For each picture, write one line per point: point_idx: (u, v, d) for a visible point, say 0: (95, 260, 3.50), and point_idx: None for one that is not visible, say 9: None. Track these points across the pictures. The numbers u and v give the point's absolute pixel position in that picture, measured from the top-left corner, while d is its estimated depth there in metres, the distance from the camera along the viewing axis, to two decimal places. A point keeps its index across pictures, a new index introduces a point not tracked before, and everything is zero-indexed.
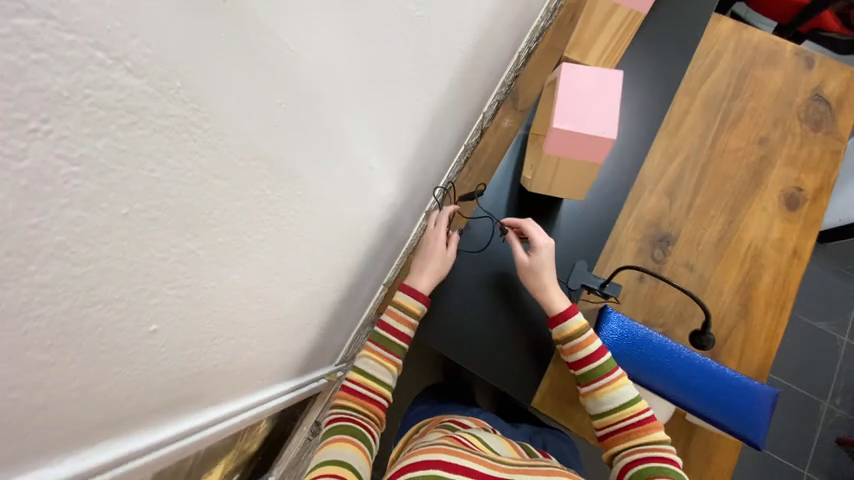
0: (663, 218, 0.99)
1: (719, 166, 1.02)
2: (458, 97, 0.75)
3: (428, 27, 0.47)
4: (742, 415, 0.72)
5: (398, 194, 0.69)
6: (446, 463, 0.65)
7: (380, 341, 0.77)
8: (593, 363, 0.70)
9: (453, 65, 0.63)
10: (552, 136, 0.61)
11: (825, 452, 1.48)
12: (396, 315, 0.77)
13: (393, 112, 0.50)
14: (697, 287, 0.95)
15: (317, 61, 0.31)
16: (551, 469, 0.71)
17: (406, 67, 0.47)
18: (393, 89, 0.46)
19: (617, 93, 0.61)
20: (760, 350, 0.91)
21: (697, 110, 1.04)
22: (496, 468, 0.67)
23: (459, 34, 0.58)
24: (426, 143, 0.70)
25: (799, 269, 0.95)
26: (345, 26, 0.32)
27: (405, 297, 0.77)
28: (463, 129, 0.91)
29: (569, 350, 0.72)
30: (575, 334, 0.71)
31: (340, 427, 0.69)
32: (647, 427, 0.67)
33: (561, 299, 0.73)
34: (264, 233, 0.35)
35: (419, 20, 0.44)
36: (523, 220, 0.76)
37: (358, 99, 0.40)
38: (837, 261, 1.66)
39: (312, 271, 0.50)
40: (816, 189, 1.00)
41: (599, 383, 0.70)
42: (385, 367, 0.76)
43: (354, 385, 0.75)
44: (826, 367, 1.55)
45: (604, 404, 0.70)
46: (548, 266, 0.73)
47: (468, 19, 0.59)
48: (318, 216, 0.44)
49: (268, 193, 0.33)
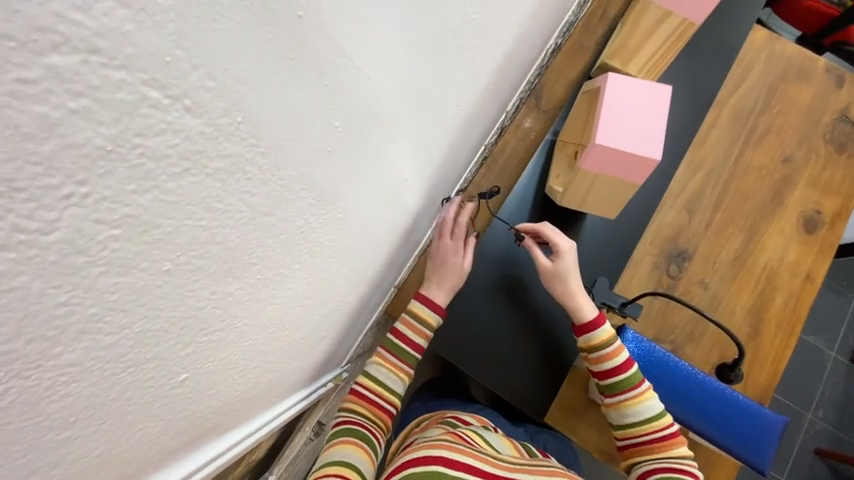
0: (681, 233, 0.97)
1: (742, 183, 0.99)
2: (489, 98, 0.70)
3: (479, 31, 0.43)
4: (749, 440, 0.73)
5: (420, 201, 0.65)
6: (450, 460, 0.58)
7: (392, 348, 0.74)
8: (620, 375, 0.69)
9: (491, 66, 0.58)
10: (592, 151, 0.58)
11: (804, 460, 1.54)
12: (412, 326, 0.75)
13: (433, 122, 0.45)
14: (709, 305, 0.94)
15: (378, 77, 0.27)
16: (552, 468, 0.63)
17: (452, 74, 0.43)
18: (437, 99, 0.42)
19: (664, 111, 0.58)
20: (767, 371, 0.91)
21: (724, 123, 1.01)
22: (497, 466, 0.61)
23: (503, 36, 0.54)
24: (453, 147, 0.65)
25: (811, 293, 0.95)
26: (409, 38, 0.28)
27: (420, 306, 0.74)
28: (486, 131, 0.87)
29: (596, 360, 0.70)
30: (603, 344, 0.69)
31: (346, 430, 0.67)
32: (670, 441, 0.68)
33: (590, 307, 0.70)
34: (301, 260, 0.32)
35: (473, 24, 0.40)
36: (540, 223, 0.72)
37: (406, 113, 0.36)
38: (833, 277, 1.67)
39: (337, 287, 0.46)
40: (835, 212, 0.98)
41: (625, 395, 0.69)
42: (395, 375, 0.73)
43: (363, 390, 0.72)
44: (812, 380, 1.59)
45: (629, 417, 0.69)
46: (573, 271, 0.71)
47: (513, 19, 0.54)
48: (350, 233, 0.40)
49: (310, 222, 0.29)
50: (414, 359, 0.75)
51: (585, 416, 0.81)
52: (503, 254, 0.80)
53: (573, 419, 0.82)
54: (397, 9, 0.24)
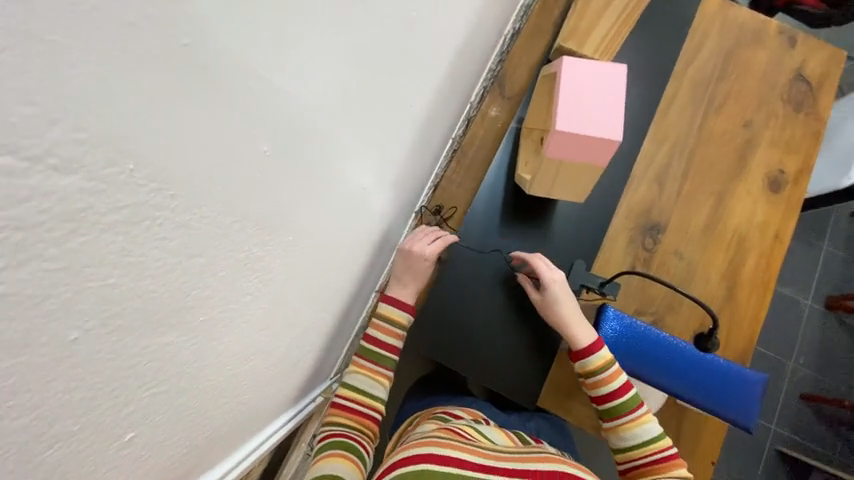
0: (653, 207, 0.99)
1: (707, 151, 1.01)
2: (448, 93, 0.68)
3: (422, 28, 0.41)
4: (732, 401, 0.75)
5: (389, 205, 0.64)
6: (441, 456, 0.58)
7: (366, 353, 0.73)
8: (617, 399, 0.69)
9: (444, 62, 0.57)
10: (554, 139, 0.58)
11: (790, 405, 1.63)
12: (382, 328, 0.74)
13: (386, 126, 0.44)
14: (686, 273, 0.96)
15: (309, 93, 0.26)
16: (547, 455, 0.62)
17: (399, 75, 0.41)
18: (387, 101, 0.41)
19: (622, 90, 0.58)
20: (745, 331, 0.94)
21: (685, 93, 1.02)
22: (489, 456, 0.60)
23: (451, 31, 0.52)
24: (416, 147, 0.64)
25: (781, 250, 0.97)
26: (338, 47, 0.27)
27: (387, 307, 0.74)
28: (450, 125, 0.86)
29: (593, 385, 0.70)
30: (597, 370, 0.70)
31: (335, 442, 0.66)
32: (671, 463, 0.68)
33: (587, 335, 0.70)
34: (255, 292, 0.31)
35: (413, 22, 0.38)
36: (530, 255, 0.73)
37: (351, 122, 0.35)
38: (802, 230, 1.74)
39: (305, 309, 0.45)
40: (797, 170, 1.01)
41: (623, 419, 0.69)
42: (375, 381, 0.72)
43: (345, 400, 0.71)
44: (791, 329, 1.67)
45: (626, 439, 0.69)
46: (563, 301, 0.70)
47: (460, 13, 0.53)
48: (310, 252, 0.39)
49: (254, 251, 0.27)
50: (391, 361, 0.74)
51: (578, 397, 0.81)
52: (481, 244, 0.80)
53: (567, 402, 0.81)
54: (317, 19, 0.23)
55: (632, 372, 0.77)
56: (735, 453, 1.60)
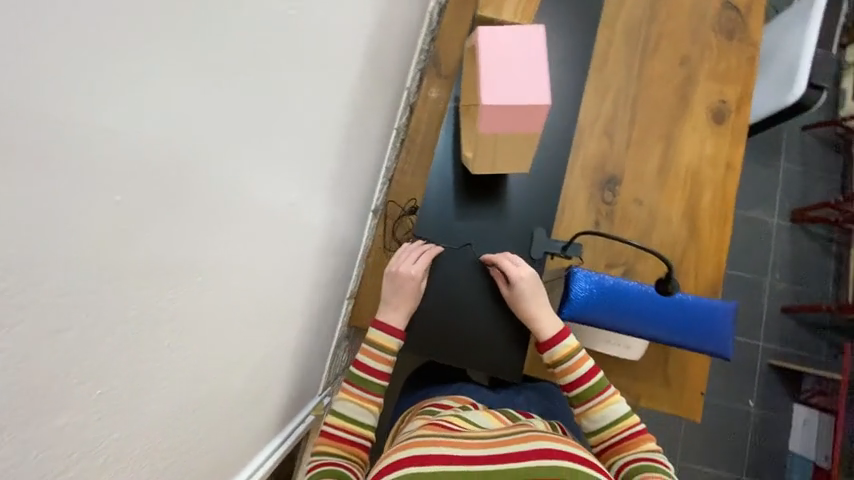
0: (606, 160, 1.00)
1: (649, 95, 1.01)
2: (373, 89, 0.67)
3: (304, 32, 0.39)
4: (706, 333, 0.78)
5: (334, 213, 0.63)
6: (419, 456, 0.59)
7: (357, 381, 0.73)
8: (584, 384, 0.72)
9: (353, 61, 0.54)
10: (483, 114, 0.57)
11: (774, 318, 1.72)
12: (372, 355, 0.74)
13: (290, 139, 0.43)
14: (648, 219, 0.98)
15: (150, 134, 0.25)
16: (524, 434, 0.62)
17: (291, 84, 0.39)
18: (282, 114, 0.39)
19: (542, 52, 0.57)
20: (712, 263, 0.96)
21: (619, 42, 1.02)
22: (475, 444, 0.61)
23: (349, 27, 0.50)
24: (350, 149, 0.63)
25: (734, 179, 0.99)
26: (176, 78, 0.25)
27: (378, 334, 0.73)
28: (387, 118, 0.83)
29: (560, 373, 0.73)
30: (564, 358, 0.73)
31: (325, 470, 0.66)
32: (641, 439, 0.71)
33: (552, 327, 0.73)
34: (163, 344, 0.31)
35: (289, 25, 0.36)
36: (498, 254, 0.76)
37: (234, 142, 0.33)
38: (759, 151, 1.79)
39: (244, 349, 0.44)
40: (739, 97, 1.02)
41: (590, 403, 0.72)
42: (365, 409, 0.72)
43: (333, 428, 0.71)
44: (762, 247, 1.74)
45: (596, 422, 0.72)
46: (531, 297, 0.73)
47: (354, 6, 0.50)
48: (236, 280, 0.39)
49: (147, 301, 0.28)
50: (382, 389, 0.74)
51: None
52: (441, 231, 0.80)
53: None
54: (140, 60, 0.23)
55: (609, 326, 0.78)
56: (729, 373, 1.69)
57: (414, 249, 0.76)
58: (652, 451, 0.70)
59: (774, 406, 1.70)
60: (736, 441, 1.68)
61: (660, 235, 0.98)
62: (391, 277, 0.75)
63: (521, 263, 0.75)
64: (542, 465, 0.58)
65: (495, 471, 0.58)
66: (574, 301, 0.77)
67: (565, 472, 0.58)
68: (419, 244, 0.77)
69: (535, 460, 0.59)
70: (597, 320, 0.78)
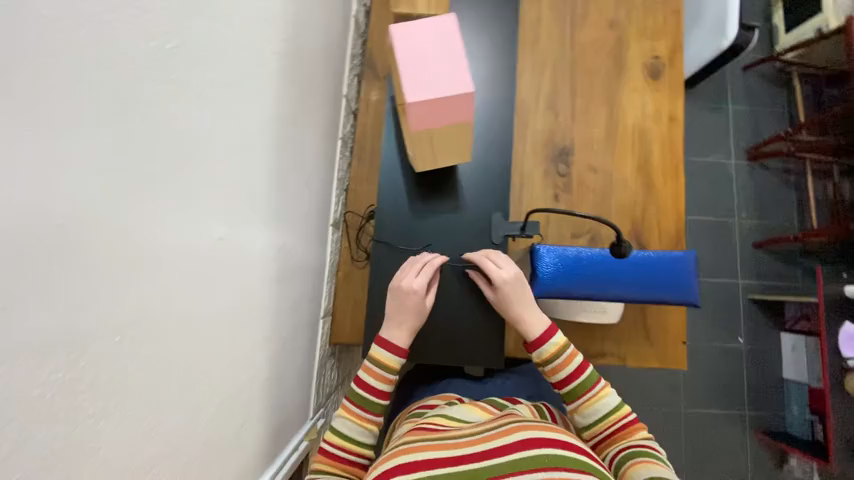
0: (555, 133, 1.01)
1: (585, 62, 1.03)
2: (302, 105, 0.67)
3: (192, 65, 0.39)
4: (675, 286, 0.80)
5: (281, 235, 0.62)
6: (406, 464, 0.59)
7: (356, 400, 0.69)
8: (574, 381, 0.70)
9: (266, 81, 0.54)
10: (410, 112, 0.57)
11: (748, 255, 1.78)
12: (373, 372, 0.70)
13: (202, 175, 0.43)
14: (605, 184, 0.99)
15: (16, 204, 0.25)
16: (509, 428, 0.62)
17: (185, 122, 0.40)
18: (181, 154, 0.40)
19: (458, 38, 0.56)
20: (673, 216, 0.98)
21: (547, 16, 1.03)
22: (460, 444, 0.61)
23: (252, 50, 0.50)
24: (286, 169, 0.63)
25: (679, 130, 1.01)
26: (27, 143, 0.25)
27: (379, 350, 0.70)
28: (328, 130, 0.83)
29: (549, 372, 0.71)
30: (553, 356, 0.70)
31: None
32: (632, 428, 0.68)
33: (538, 326, 0.71)
34: (82, 398, 0.31)
35: (163, 61, 0.36)
36: (483, 256, 0.73)
37: (126, 183, 0.33)
38: (706, 98, 1.85)
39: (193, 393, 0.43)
40: (671, 50, 1.03)
41: (580, 399, 0.70)
42: (362, 428, 0.68)
43: (328, 447, 0.67)
44: (725, 190, 1.80)
45: (586, 417, 0.69)
46: (513, 300, 0.71)
47: (255, 28, 0.50)
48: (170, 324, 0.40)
49: (52, 358, 0.28)
50: (382, 407, 0.70)
51: None
52: (401, 233, 0.79)
53: None
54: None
55: (580, 295, 0.80)
56: (715, 316, 1.75)
57: (419, 262, 0.73)
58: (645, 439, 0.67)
59: (764, 339, 1.75)
60: (734, 379, 1.73)
61: (619, 197, 0.99)
62: (394, 292, 0.72)
63: (503, 266, 0.72)
64: (526, 455, 0.56)
65: (480, 468, 0.57)
66: (541, 278, 0.79)
67: (551, 460, 0.55)
68: (426, 257, 0.74)
69: (519, 451, 0.57)
70: (567, 293, 0.80)
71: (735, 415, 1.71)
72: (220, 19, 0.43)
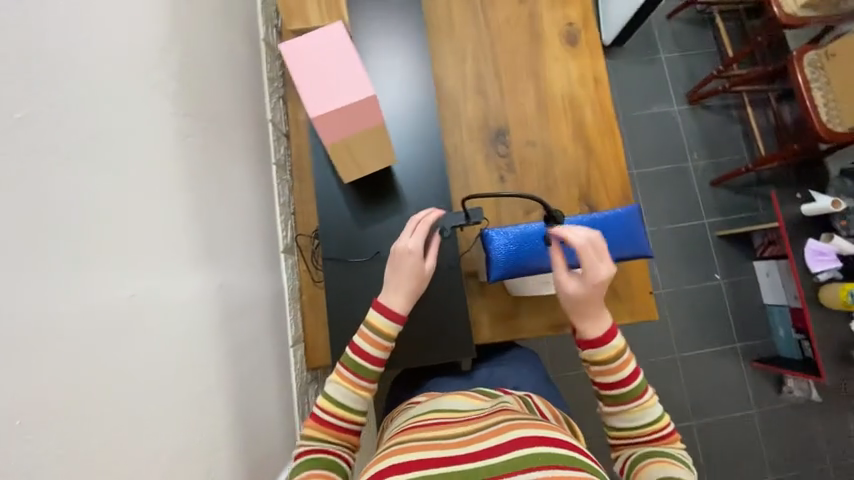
0: (489, 116, 1.01)
1: (503, 42, 1.04)
2: (214, 138, 0.66)
3: (54, 126, 0.38)
4: (627, 242, 0.81)
5: (218, 274, 0.61)
6: (397, 465, 0.57)
7: (353, 366, 0.68)
8: (626, 386, 0.69)
9: (163, 124, 0.53)
10: (319, 125, 0.57)
11: (708, 194, 1.83)
12: (368, 338, 0.69)
13: (97, 234, 0.41)
14: (546, 156, 1.01)
15: None
16: (502, 425, 0.61)
17: (58, 183, 0.38)
18: (63, 217, 0.38)
19: (348, 43, 0.56)
20: (616, 174, 1.00)
21: (457, 3, 1.04)
22: (452, 445, 0.60)
23: (135, 98, 0.49)
24: (210, 206, 0.62)
25: (606, 90, 1.03)
26: None
27: (374, 315, 0.69)
28: (256, 159, 0.82)
29: (600, 373, 0.71)
30: (609, 359, 0.70)
31: (316, 459, 0.63)
32: (670, 439, 0.69)
33: (606, 321, 0.72)
34: None
35: (8, 131, 0.34)
36: (586, 242, 0.68)
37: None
38: (640, 51, 1.89)
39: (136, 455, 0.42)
40: (583, 14, 1.05)
41: (629, 404, 0.69)
42: (357, 395, 0.67)
43: (322, 412, 0.66)
44: (673, 136, 1.86)
45: (629, 422, 0.69)
46: (595, 293, 0.70)
47: (133, 75, 0.49)
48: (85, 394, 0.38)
49: None
50: (376, 375, 0.69)
51: (523, 313, 0.95)
52: (348, 244, 0.78)
53: (518, 322, 0.95)
54: None
55: (536, 269, 0.81)
56: (689, 258, 1.80)
57: (421, 222, 0.73)
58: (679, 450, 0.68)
59: (739, 271, 1.80)
60: (719, 315, 1.77)
61: (561, 167, 1.01)
62: (392, 257, 0.72)
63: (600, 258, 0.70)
64: (520, 454, 0.55)
65: (472, 469, 0.55)
66: (496, 259, 0.81)
67: (545, 458, 0.54)
68: (426, 216, 0.74)
69: (513, 450, 0.56)
70: (523, 271, 0.81)
71: (726, 349, 1.75)
72: (82, 74, 0.42)
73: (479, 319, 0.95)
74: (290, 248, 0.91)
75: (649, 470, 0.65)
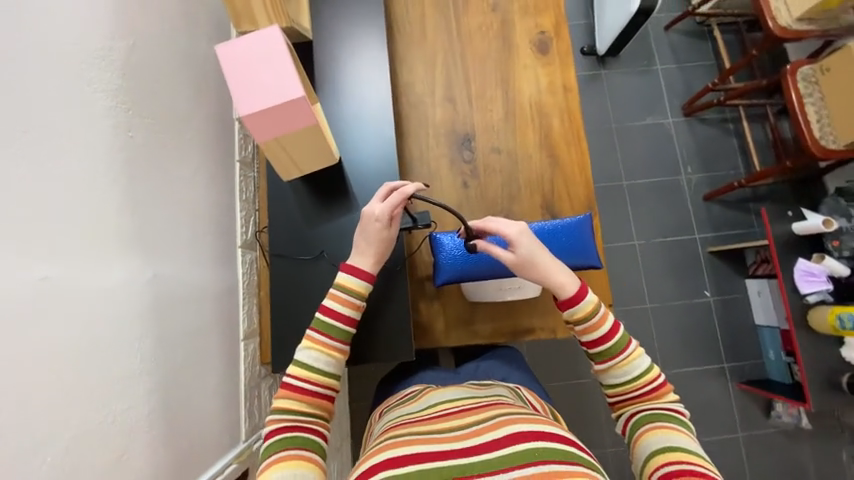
0: (456, 122, 1.02)
1: (474, 48, 1.04)
2: (164, 135, 0.68)
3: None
4: (575, 250, 0.81)
5: (152, 264, 0.63)
6: (392, 459, 0.52)
7: (324, 328, 0.67)
8: (610, 340, 0.67)
9: (100, 117, 0.56)
10: (251, 125, 0.60)
11: (701, 208, 1.79)
12: (339, 299, 0.69)
13: (7, 219, 0.42)
14: (511, 163, 1.00)
15: None
16: (500, 419, 0.57)
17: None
18: None
19: (283, 48, 0.59)
20: (581, 183, 0.99)
21: (431, 10, 1.05)
22: (447, 439, 0.55)
23: (67, 92, 0.51)
24: (152, 200, 0.64)
25: (576, 98, 1.02)
26: None
27: (345, 276, 0.70)
28: (216, 156, 0.84)
29: (583, 332, 0.68)
30: (588, 314, 0.67)
31: (293, 438, 0.59)
32: (661, 391, 0.66)
33: (570, 282, 0.69)
34: None
35: None
36: (485, 218, 0.72)
37: None
38: (636, 62, 1.87)
39: (37, 433, 0.43)
40: (555, 23, 1.05)
41: (616, 358, 0.67)
42: (330, 357, 0.66)
43: (297, 381, 0.63)
44: (668, 148, 1.82)
45: (620, 376, 0.66)
46: (535, 252, 0.69)
47: (65, 71, 0.51)
48: None
49: None
50: (348, 336, 0.68)
51: (477, 320, 0.95)
52: (296, 241, 0.80)
53: (471, 328, 0.95)
54: None
55: (485, 274, 0.82)
56: (679, 274, 1.75)
57: (392, 192, 0.72)
58: (669, 403, 0.65)
59: (731, 289, 1.75)
60: (709, 333, 1.72)
61: (526, 174, 1.00)
62: (364, 222, 0.72)
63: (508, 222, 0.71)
64: (518, 449, 0.51)
65: (467, 464, 0.50)
66: (444, 262, 0.82)
67: (542, 453, 0.50)
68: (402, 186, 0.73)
69: (515, 443, 0.51)
70: (471, 276, 0.82)
71: (715, 370, 1.69)
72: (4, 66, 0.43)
73: (435, 325, 0.95)
74: (250, 245, 0.93)
75: (645, 439, 0.61)
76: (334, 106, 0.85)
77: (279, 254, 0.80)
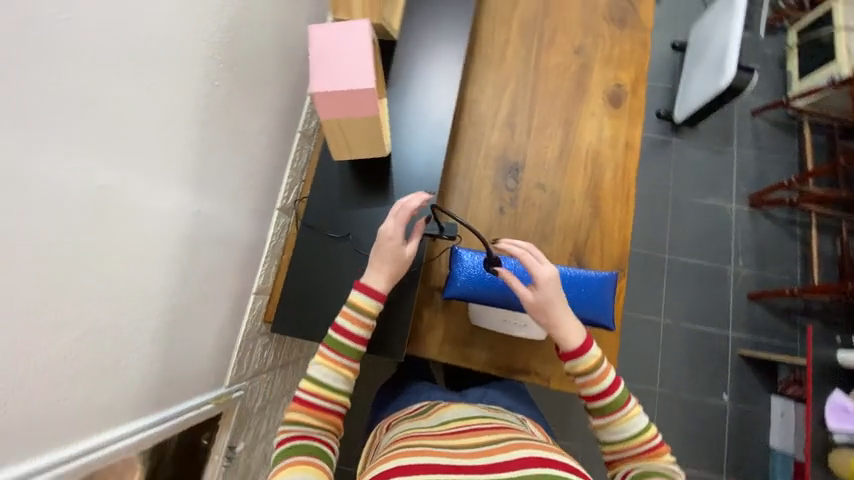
0: (509, 149, 1.03)
1: (547, 84, 1.06)
2: (244, 92, 0.75)
3: (89, 36, 0.46)
4: (592, 302, 0.79)
5: (198, 201, 0.69)
6: (403, 466, 0.53)
7: (335, 346, 0.69)
8: (611, 396, 0.65)
9: (195, 63, 0.62)
10: (319, 103, 0.64)
11: (742, 306, 1.67)
12: (353, 318, 0.71)
13: (88, 126, 0.48)
14: (551, 203, 1.00)
15: None
16: (514, 443, 0.57)
17: (70, 78, 0.45)
18: (65, 99, 0.45)
19: (365, 42, 0.64)
20: (616, 241, 0.97)
21: (515, 39, 1.08)
22: (458, 455, 0.55)
23: (177, 35, 0.58)
24: (215, 145, 0.70)
25: (634, 156, 1.01)
26: None
27: (359, 295, 0.72)
28: (282, 122, 0.91)
29: (584, 386, 0.67)
30: (591, 368, 0.66)
31: (301, 447, 0.62)
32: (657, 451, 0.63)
33: (578, 334, 0.68)
34: None
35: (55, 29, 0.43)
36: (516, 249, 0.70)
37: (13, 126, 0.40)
38: (711, 139, 1.80)
39: (59, 315, 0.48)
40: (633, 80, 1.05)
41: (615, 414, 0.65)
42: (338, 374, 0.68)
43: (306, 395, 0.67)
44: (722, 234, 1.72)
45: (616, 432, 0.64)
46: (556, 300, 0.68)
47: (180, 16, 0.58)
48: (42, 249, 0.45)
49: None
50: (357, 354, 0.71)
51: (477, 343, 0.94)
52: (328, 218, 0.84)
53: (469, 351, 0.94)
54: None
55: (496, 300, 0.82)
56: (699, 367, 1.64)
57: (399, 211, 0.75)
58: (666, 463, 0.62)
59: (753, 399, 1.61)
60: (715, 438, 1.59)
61: (563, 217, 0.99)
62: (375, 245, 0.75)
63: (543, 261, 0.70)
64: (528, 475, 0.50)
65: None
66: (458, 278, 0.83)
67: None
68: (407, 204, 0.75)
69: (524, 467, 0.51)
70: (479, 299, 0.83)
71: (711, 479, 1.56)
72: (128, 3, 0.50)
73: (433, 336, 0.95)
74: (286, 210, 0.98)
75: None
76: (399, 105, 0.89)
77: (309, 226, 0.84)
